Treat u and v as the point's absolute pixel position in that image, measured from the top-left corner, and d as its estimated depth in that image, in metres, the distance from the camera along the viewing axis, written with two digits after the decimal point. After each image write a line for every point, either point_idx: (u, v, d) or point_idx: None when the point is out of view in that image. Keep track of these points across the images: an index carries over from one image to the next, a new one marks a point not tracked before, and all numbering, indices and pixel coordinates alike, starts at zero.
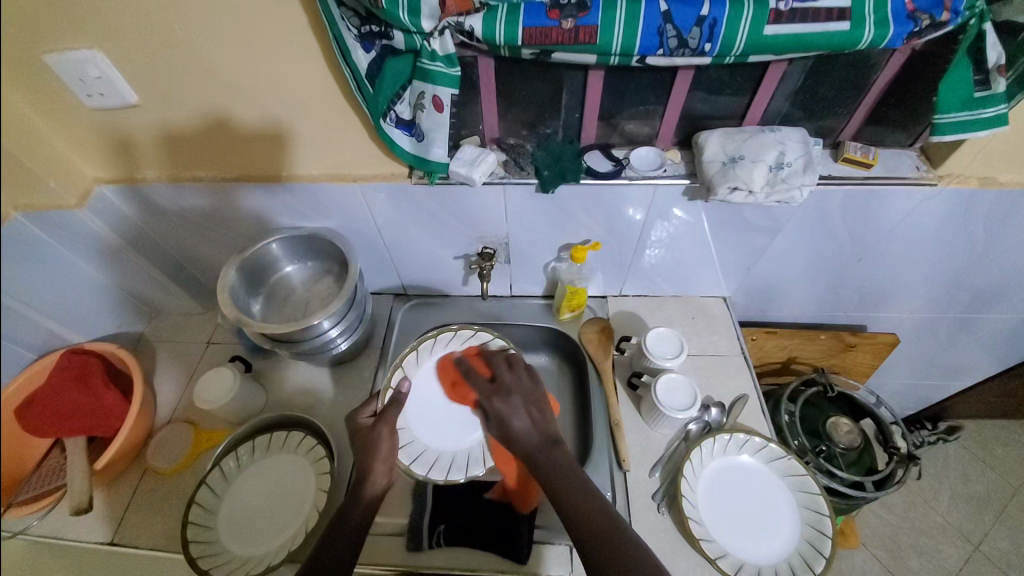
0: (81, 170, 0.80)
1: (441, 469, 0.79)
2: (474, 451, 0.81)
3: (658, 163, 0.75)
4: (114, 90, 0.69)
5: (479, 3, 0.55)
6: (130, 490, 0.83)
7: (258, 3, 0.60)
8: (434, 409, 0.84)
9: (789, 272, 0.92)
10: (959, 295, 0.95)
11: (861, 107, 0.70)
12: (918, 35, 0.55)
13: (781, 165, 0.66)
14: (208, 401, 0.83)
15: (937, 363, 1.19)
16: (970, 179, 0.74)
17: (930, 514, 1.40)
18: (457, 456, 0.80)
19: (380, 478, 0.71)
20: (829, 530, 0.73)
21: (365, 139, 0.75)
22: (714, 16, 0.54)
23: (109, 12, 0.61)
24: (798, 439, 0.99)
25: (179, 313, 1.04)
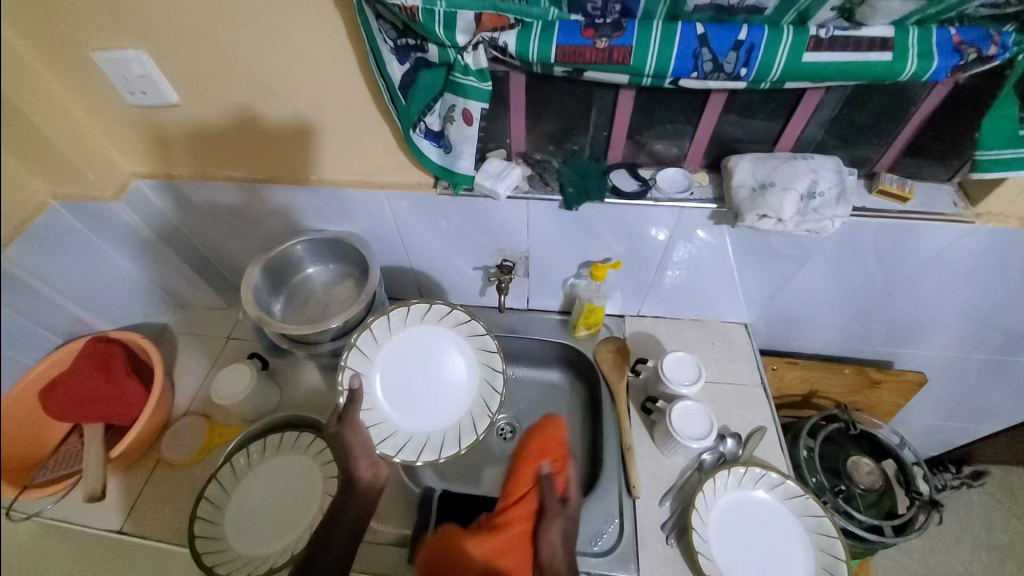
0: (119, 164, 0.83)
1: (435, 449, 0.79)
2: (463, 422, 0.82)
3: (686, 185, 0.73)
4: (155, 89, 0.71)
5: (515, 20, 0.55)
6: (143, 479, 0.84)
7: (299, 12, 0.62)
8: (398, 393, 0.83)
9: (813, 302, 0.90)
10: (995, 336, 0.91)
11: (897, 140, 0.68)
12: (963, 69, 0.53)
13: (813, 194, 0.65)
14: (223, 396, 0.84)
15: (966, 405, 1.14)
16: (1011, 219, 0.71)
17: (950, 562, 1.33)
18: (444, 428, 0.82)
19: (364, 472, 0.71)
20: (845, 575, 0.70)
21: (392, 147, 0.76)
22: (752, 41, 0.53)
23: (158, 15, 0.64)
24: (816, 476, 0.95)
25: (201, 306, 1.06)
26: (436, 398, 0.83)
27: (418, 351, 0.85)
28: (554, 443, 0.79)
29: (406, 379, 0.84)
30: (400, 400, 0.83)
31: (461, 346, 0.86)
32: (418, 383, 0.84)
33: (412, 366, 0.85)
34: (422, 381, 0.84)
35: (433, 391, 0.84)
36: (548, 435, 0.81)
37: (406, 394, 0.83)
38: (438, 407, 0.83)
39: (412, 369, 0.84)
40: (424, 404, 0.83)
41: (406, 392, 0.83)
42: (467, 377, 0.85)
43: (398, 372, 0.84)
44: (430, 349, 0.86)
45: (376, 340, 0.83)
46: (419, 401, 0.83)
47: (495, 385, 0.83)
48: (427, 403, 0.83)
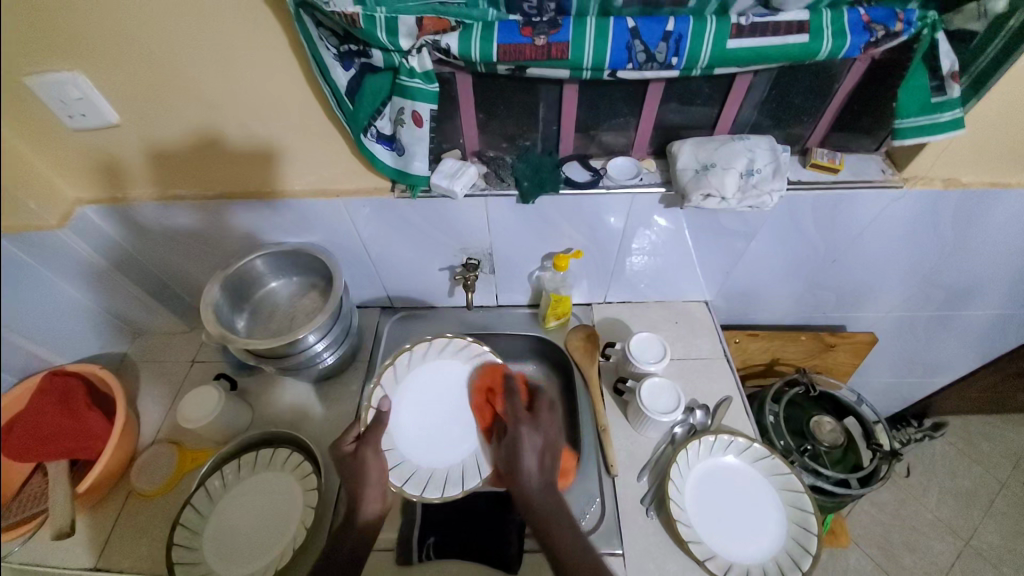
0: (63, 192, 0.80)
1: (438, 487, 0.78)
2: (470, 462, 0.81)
3: (635, 172, 0.77)
4: (95, 111, 0.70)
5: (455, 23, 0.57)
6: (114, 514, 0.81)
7: (239, 25, 0.62)
8: (418, 424, 0.84)
9: (767, 275, 0.95)
10: (935, 293, 0.98)
11: (825, 115, 0.73)
12: (875, 45, 0.58)
13: (751, 171, 0.69)
14: (191, 420, 0.82)
15: (918, 360, 1.21)
16: (934, 181, 0.77)
17: (920, 511, 1.41)
18: (453, 465, 0.81)
19: (371, 507, 0.72)
20: (815, 527, 0.74)
21: (348, 156, 0.76)
22: (678, 31, 0.56)
23: (92, 36, 0.62)
24: (783, 439, 1.01)
25: (164, 332, 1.03)
26: (452, 436, 0.84)
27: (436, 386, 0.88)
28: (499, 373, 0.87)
29: (427, 411, 0.86)
30: (415, 431, 0.84)
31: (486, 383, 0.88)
32: (439, 416, 0.85)
33: (436, 400, 0.87)
34: (443, 416, 0.86)
35: (451, 429, 0.84)
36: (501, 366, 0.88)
37: (426, 426, 0.84)
38: (452, 446, 0.83)
39: (436, 403, 0.87)
40: (439, 440, 0.83)
41: (426, 425, 0.84)
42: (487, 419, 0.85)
43: (422, 403, 0.86)
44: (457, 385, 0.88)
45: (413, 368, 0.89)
46: (432, 434, 0.84)
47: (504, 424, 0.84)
48: (440, 438, 0.83)
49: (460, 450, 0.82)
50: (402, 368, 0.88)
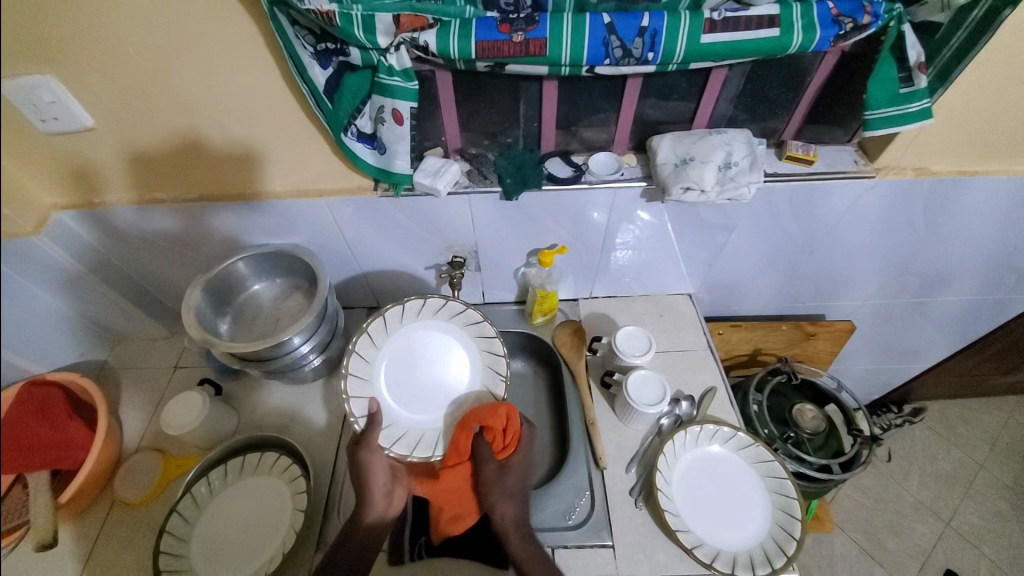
0: (38, 198, 0.78)
1: None
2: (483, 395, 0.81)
3: (616, 167, 0.78)
4: (69, 114, 0.68)
5: (433, 20, 0.57)
6: (98, 523, 0.80)
7: (214, 25, 0.61)
8: (405, 401, 0.80)
9: (748, 266, 0.96)
10: (911, 280, 1.01)
11: (799, 108, 0.74)
12: (843, 38, 0.60)
13: (729, 164, 0.70)
14: (174, 426, 0.81)
15: (896, 347, 1.24)
16: (906, 170, 0.79)
17: (902, 494, 1.45)
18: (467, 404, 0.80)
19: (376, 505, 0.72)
20: (799, 512, 0.76)
21: (329, 156, 0.76)
22: (654, 27, 0.57)
23: (61, 36, 0.61)
24: (767, 427, 1.03)
25: (146, 338, 1.01)
26: (444, 391, 0.81)
27: (406, 356, 0.82)
28: (512, 425, 0.75)
29: (411, 380, 0.81)
30: (411, 404, 0.80)
31: (447, 326, 0.85)
32: (422, 384, 0.81)
33: (409, 373, 0.81)
34: (425, 380, 0.81)
35: (439, 385, 0.81)
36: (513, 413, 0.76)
37: (417, 394, 0.80)
38: (449, 397, 0.81)
39: (411, 374, 0.81)
40: (434, 400, 0.80)
41: (411, 397, 0.80)
42: (466, 356, 0.83)
43: (397, 384, 0.81)
44: (420, 344, 0.84)
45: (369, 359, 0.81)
46: (426, 397, 0.80)
47: (497, 350, 0.83)
48: (437, 397, 0.80)
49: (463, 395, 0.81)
50: (359, 364, 0.79)
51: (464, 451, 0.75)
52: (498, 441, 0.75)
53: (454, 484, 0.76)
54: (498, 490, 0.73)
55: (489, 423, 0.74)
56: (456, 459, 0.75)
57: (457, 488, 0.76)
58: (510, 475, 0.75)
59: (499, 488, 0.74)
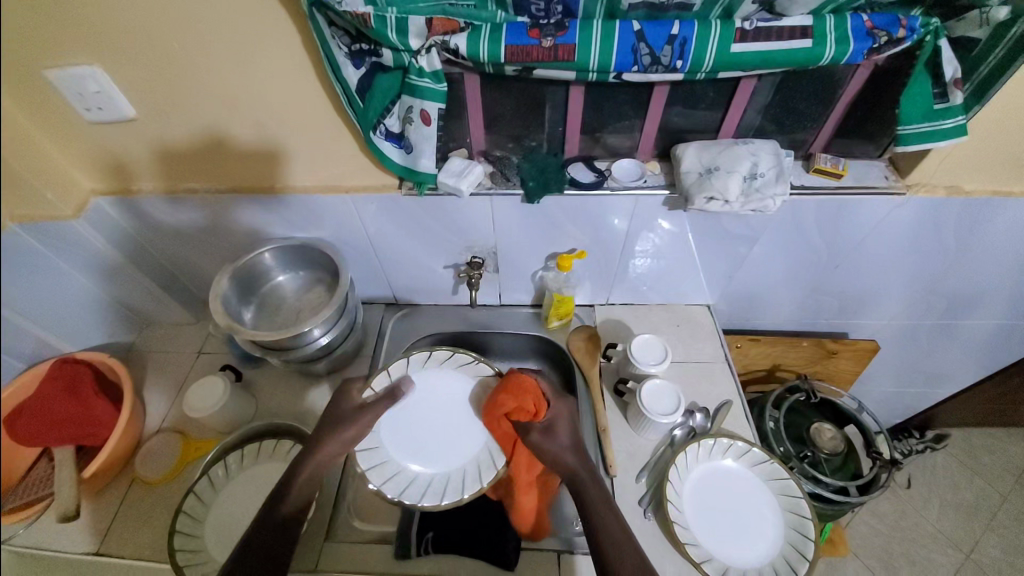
0: (79, 183, 0.82)
1: None
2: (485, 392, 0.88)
3: (639, 174, 0.77)
4: (113, 104, 0.71)
5: (465, 24, 0.58)
6: (117, 500, 0.83)
7: (253, 21, 0.63)
8: (445, 453, 0.82)
9: (769, 280, 0.95)
10: (938, 302, 0.98)
11: (829, 120, 0.73)
12: (877, 52, 0.59)
13: (754, 175, 0.70)
14: (197, 409, 0.84)
15: (920, 370, 1.21)
16: (937, 188, 0.77)
17: (921, 523, 1.41)
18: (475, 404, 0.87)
19: None
20: (812, 532, 0.74)
21: (356, 153, 0.78)
22: (683, 35, 0.57)
23: (110, 30, 0.64)
24: (782, 445, 1.01)
25: (173, 324, 1.04)
26: (453, 413, 0.87)
27: (401, 421, 0.85)
28: (524, 394, 0.79)
29: (426, 439, 0.84)
30: (443, 449, 0.83)
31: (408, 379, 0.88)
32: (435, 435, 0.84)
33: (421, 438, 0.84)
34: (435, 432, 0.85)
35: (446, 413, 0.86)
36: (516, 384, 0.80)
37: (438, 441, 0.84)
38: (460, 409, 0.87)
39: (423, 439, 0.84)
40: (455, 423, 0.86)
41: (440, 450, 0.83)
42: (441, 377, 0.89)
43: (427, 455, 0.82)
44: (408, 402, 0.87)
45: (390, 474, 0.80)
46: (447, 436, 0.84)
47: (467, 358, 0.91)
48: (451, 428, 0.85)
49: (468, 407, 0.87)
50: (389, 485, 0.78)
51: (510, 434, 0.80)
52: (526, 413, 0.78)
53: (528, 462, 0.79)
54: (551, 447, 0.76)
55: (503, 410, 0.79)
56: (510, 442, 0.80)
57: (530, 463, 0.78)
58: (556, 433, 0.77)
59: (553, 446, 0.76)
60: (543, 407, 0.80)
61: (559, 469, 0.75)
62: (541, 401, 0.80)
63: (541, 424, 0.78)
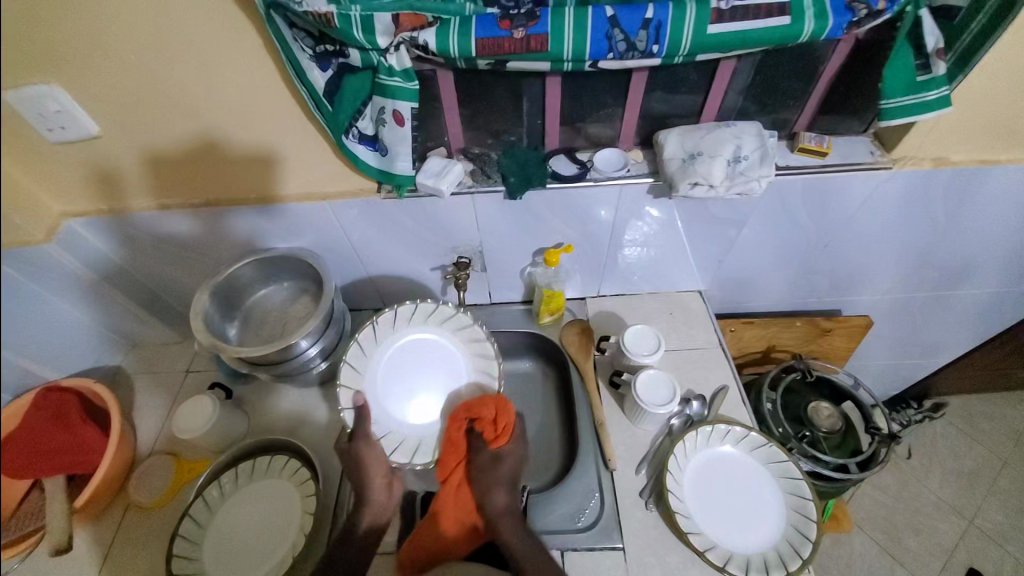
0: (48, 206, 0.79)
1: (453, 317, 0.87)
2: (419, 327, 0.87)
3: (622, 163, 0.76)
4: (74, 122, 0.69)
5: (432, 19, 0.56)
6: (114, 527, 0.81)
7: (212, 27, 0.61)
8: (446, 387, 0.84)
9: (760, 262, 0.94)
10: (929, 273, 0.98)
11: (811, 98, 0.72)
12: (858, 25, 0.57)
13: (739, 158, 0.68)
14: (186, 430, 0.82)
15: (914, 341, 1.21)
16: (924, 160, 0.77)
17: (922, 492, 1.42)
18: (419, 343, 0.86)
19: None
20: (814, 513, 0.74)
21: (332, 158, 0.75)
22: (659, 19, 0.55)
23: (64, 45, 0.61)
24: (781, 426, 1.01)
25: (159, 343, 1.02)
26: (411, 363, 0.85)
27: (399, 405, 0.83)
28: (502, 413, 0.76)
29: (430, 400, 0.83)
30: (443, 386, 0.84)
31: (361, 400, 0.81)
32: (428, 390, 0.84)
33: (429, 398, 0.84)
34: (426, 388, 0.84)
35: (407, 369, 0.85)
36: (504, 401, 0.77)
37: (436, 390, 0.84)
38: (408, 353, 0.86)
39: (428, 396, 0.83)
40: (419, 359, 0.86)
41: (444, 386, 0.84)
42: (379, 357, 0.85)
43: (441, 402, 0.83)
44: (383, 396, 0.82)
45: None
46: (437, 379, 0.85)
47: (390, 324, 0.86)
48: (428, 373, 0.85)
49: (420, 355, 0.86)
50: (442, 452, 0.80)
51: (461, 448, 0.76)
52: (489, 432, 0.76)
53: (463, 483, 0.75)
54: (489, 478, 0.73)
55: (477, 413, 0.76)
56: (455, 458, 0.76)
57: (462, 488, 0.74)
58: (501, 466, 0.75)
59: (492, 476, 0.73)
60: (507, 437, 0.76)
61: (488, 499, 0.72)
62: (509, 430, 0.76)
63: (492, 452, 0.75)
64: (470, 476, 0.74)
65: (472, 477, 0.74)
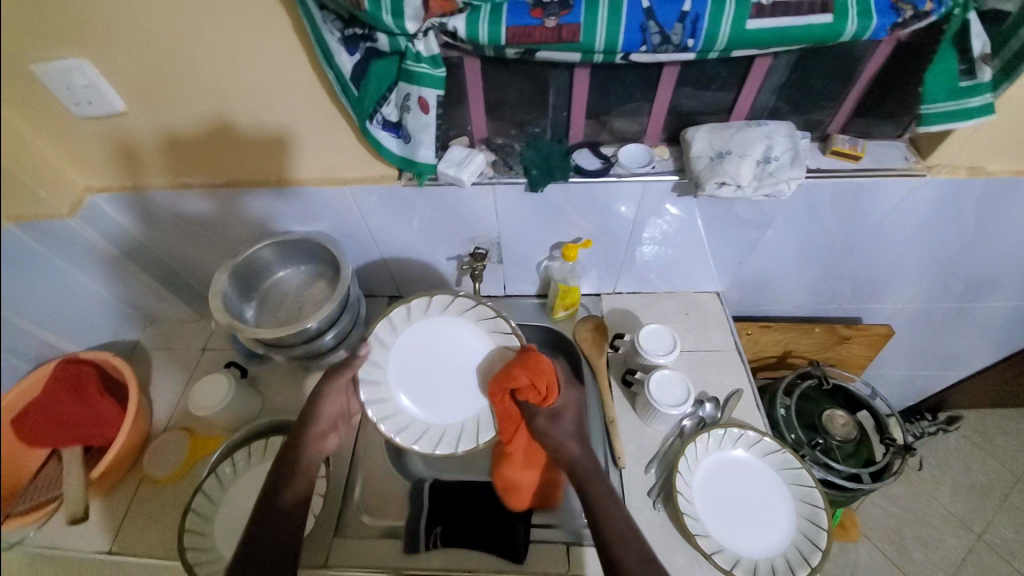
0: (72, 180, 0.79)
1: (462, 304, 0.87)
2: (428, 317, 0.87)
3: (646, 160, 0.75)
4: (101, 98, 0.69)
5: (462, 4, 0.55)
6: (127, 500, 0.83)
7: (241, 7, 0.60)
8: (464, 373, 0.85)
9: (781, 265, 0.93)
10: (955, 284, 0.95)
11: (847, 99, 0.70)
12: (903, 27, 0.55)
13: (769, 159, 0.67)
14: (202, 407, 0.83)
15: (934, 353, 1.18)
16: (959, 168, 0.74)
17: (933, 505, 1.39)
18: (431, 334, 0.87)
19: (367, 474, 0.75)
20: (825, 522, 0.74)
21: (354, 143, 0.75)
22: (695, 12, 0.54)
23: (94, 20, 0.61)
24: (794, 432, 1.00)
25: (176, 320, 1.03)
26: (421, 364, 0.85)
27: (422, 397, 0.84)
28: (540, 376, 0.75)
29: (450, 389, 0.84)
30: (461, 372, 0.85)
31: (412, 423, 0.82)
32: (447, 379, 0.85)
33: (459, 381, 0.85)
34: (445, 378, 0.85)
35: (422, 372, 0.85)
36: (532, 364, 0.76)
37: (454, 378, 0.85)
38: (414, 359, 0.85)
39: (458, 377, 0.85)
40: (425, 357, 0.86)
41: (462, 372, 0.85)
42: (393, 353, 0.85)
43: (462, 388, 0.84)
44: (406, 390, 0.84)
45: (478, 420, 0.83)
46: (455, 366, 0.86)
47: (399, 319, 0.86)
48: (445, 362, 0.86)
49: (434, 347, 0.86)
50: (469, 436, 0.81)
51: (514, 412, 0.78)
52: (535, 395, 0.76)
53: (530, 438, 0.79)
54: (555, 435, 0.76)
55: (514, 385, 0.75)
56: (515, 423, 0.78)
57: (532, 442, 0.78)
58: (560, 423, 0.77)
59: (557, 433, 0.76)
60: (554, 392, 0.78)
61: (562, 457, 0.74)
62: (553, 385, 0.77)
63: (547, 409, 0.77)
64: (534, 436, 0.77)
65: (538, 436, 0.76)
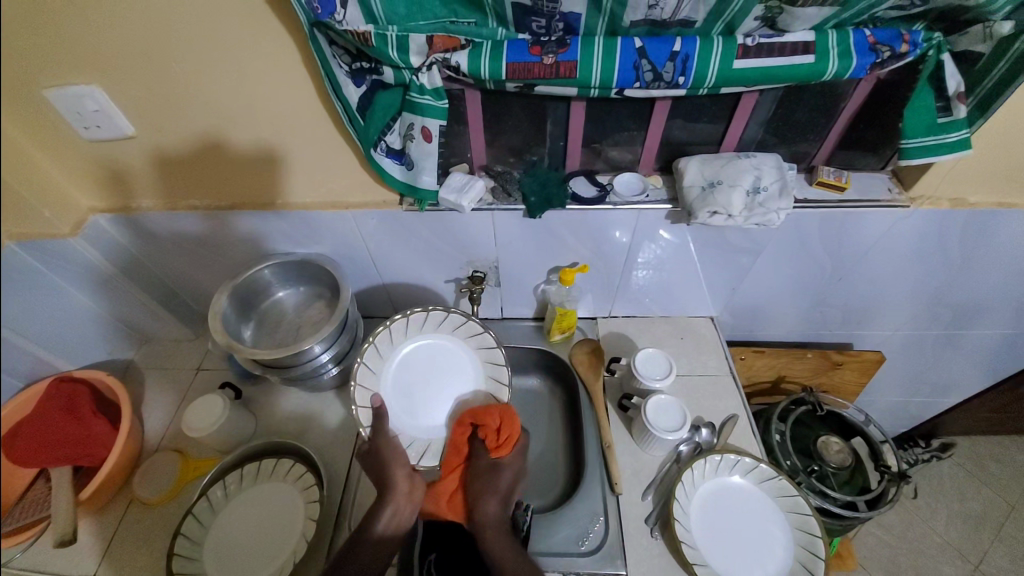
0: (76, 201, 0.82)
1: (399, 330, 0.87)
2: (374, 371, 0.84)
3: (641, 188, 0.77)
4: (111, 122, 0.71)
5: (465, 41, 0.58)
6: (115, 522, 0.81)
7: (253, 40, 0.63)
8: (435, 362, 0.88)
9: (772, 291, 0.94)
10: (942, 312, 0.97)
11: (832, 133, 0.73)
12: (881, 66, 0.58)
13: (758, 189, 0.69)
14: (195, 428, 0.82)
15: (926, 379, 1.19)
16: (941, 200, 0.77)
17: (929, 533, 1.38)
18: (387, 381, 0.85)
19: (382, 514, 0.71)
20: (822, 551, 0.73)
21: (356, 169, 0.77)
22: (686, 51, 0.57)
23: (107, 49, 0.64)
24: (789, 458, 1.00)
25: (170, 340, 1.03)
26: (417, 402, 0.85)
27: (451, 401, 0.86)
28: (507, 424, 0.78)
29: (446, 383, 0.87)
30: (432, 370, 0.87)
31: None
32: (436, 380, 0.87)
33: (435, 368, 0.87)
34: (434, 383, 0.87)
35: (417, 397, 0.85)
36: (507, 411, 0.80)
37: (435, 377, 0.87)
38: (409, 408, 0.84)
39: (437, 365, 0.87)
40: (404, 388, 0.85)
41: (432, 365, 0.87)
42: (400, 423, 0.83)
43: (446, 371, 0.87)
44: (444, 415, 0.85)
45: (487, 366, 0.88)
46: (428, 370, 0.87)
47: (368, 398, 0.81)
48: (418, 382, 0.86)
49: (404, 390, 0.85)
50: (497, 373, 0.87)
51: (464, 450, 0.80)
52: (492, 439, 0.78)
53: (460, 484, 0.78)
54: (486, 484, 0.74)
55: (483, 421, 0.79)
56: (457, 460, 0.79)
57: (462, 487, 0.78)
58: (500, 476, 0.76)
59: (488, 484, 0.75)
60: (511, 446, 0.78)
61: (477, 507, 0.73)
62: (512, 440, 0.78)
63: (492, 458, 0.77)
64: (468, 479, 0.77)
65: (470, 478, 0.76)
